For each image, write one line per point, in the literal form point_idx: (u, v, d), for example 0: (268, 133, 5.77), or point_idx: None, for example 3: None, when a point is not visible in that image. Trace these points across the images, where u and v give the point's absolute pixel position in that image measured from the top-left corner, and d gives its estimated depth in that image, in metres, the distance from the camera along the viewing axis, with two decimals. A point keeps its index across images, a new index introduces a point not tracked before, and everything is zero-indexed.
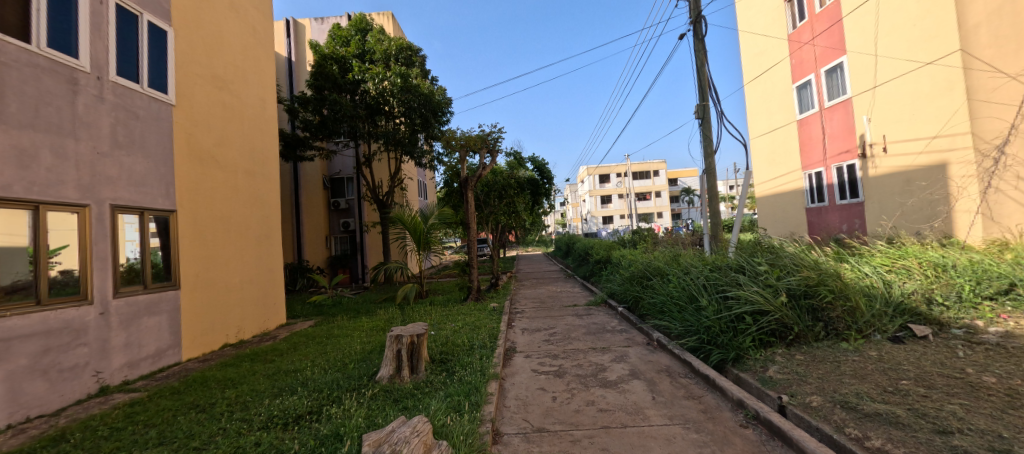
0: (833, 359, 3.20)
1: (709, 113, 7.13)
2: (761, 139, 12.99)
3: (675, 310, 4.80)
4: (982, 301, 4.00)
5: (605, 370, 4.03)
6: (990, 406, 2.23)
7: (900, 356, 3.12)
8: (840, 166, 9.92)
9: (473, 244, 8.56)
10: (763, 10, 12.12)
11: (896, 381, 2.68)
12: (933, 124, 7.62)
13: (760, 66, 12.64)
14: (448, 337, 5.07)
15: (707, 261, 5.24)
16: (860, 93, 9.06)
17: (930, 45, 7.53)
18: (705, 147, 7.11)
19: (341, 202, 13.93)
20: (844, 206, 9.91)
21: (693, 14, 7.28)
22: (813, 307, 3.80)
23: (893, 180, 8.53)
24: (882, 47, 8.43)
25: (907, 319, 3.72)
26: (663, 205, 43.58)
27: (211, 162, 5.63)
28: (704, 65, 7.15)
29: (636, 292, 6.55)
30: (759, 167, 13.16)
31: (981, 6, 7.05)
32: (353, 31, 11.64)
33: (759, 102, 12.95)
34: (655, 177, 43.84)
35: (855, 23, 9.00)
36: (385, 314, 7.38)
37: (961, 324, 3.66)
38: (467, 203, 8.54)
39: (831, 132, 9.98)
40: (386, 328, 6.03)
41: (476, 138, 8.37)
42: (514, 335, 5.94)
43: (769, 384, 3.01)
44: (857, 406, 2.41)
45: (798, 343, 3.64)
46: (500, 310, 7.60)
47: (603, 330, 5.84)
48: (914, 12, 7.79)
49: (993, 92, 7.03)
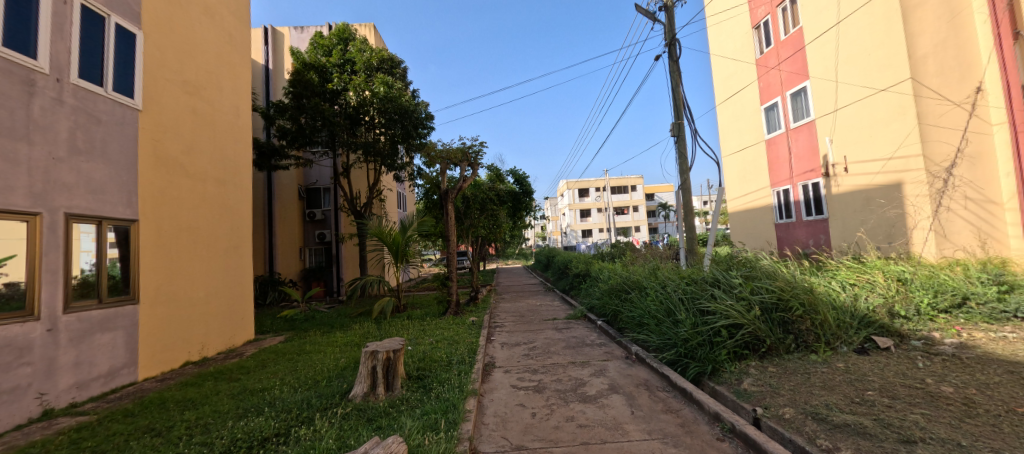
0: (804, 371, 3.30)
1: (685, 132, 7.37)
2: (732, 158, 13.48)
3: (653, 324, 4.84)
4: (938, 314, 4.22)
5: (584, 385, 4.01)
6: (949, 415, 2.33)
7: (866, 367, 3.25)
8: (806, 184, 10.38)
9: (453, 256, 8.46)
10: (733, 35, 12.74)
11: (862, 392, 2.78)
12: (890, 147, 8.11)
13: (731, 88, 13.21)
14: (425, 352, 4.96)
15: (683, 274, 5.35)
16: (822, 115, 9.58)
17: (884, 73, 8.08)
18: (680, 164, 7.35)
19: (317, 213, 13.65)
20: (810, 222, 10.31)
21: (667, 37, 7.59)
22: (784, 321, 3.92)
23: (854, 198, 8.95)
24: (842, 73, 8.96)
25: (872, 331, 3.87)
26: (640, 219, 44.47)
27: (178, 169, 5.40)
28: (678, 85, 7.44)
29: (615, 306, 6.61)
30: (732, 184, 13.61)
31: (926, 40, 7.71)
32: (335, 40, 11.50)
33: (730, 122, 13.47)
34: (632, 191, 44.70)
35: (817, 51, 9.58)
36: (359, 329, 7.14)
37: (920, 336, 3.85)
38: (447, 215, 8.41)
39: (796, 152, 10.48)
40: (360, 344, 5.84)
41: (457, 151, 8.37)
42: (493, 349, 5.86)
43: (744, 397, 3.06)
44: (827, 417, 2.47)
45: (771, 355, 3.74)
46: (479, 324, 7.51)
47: (583, 343, 5.85)
48: (868, 43, 8.38)
49: (940, 117, 7.64)
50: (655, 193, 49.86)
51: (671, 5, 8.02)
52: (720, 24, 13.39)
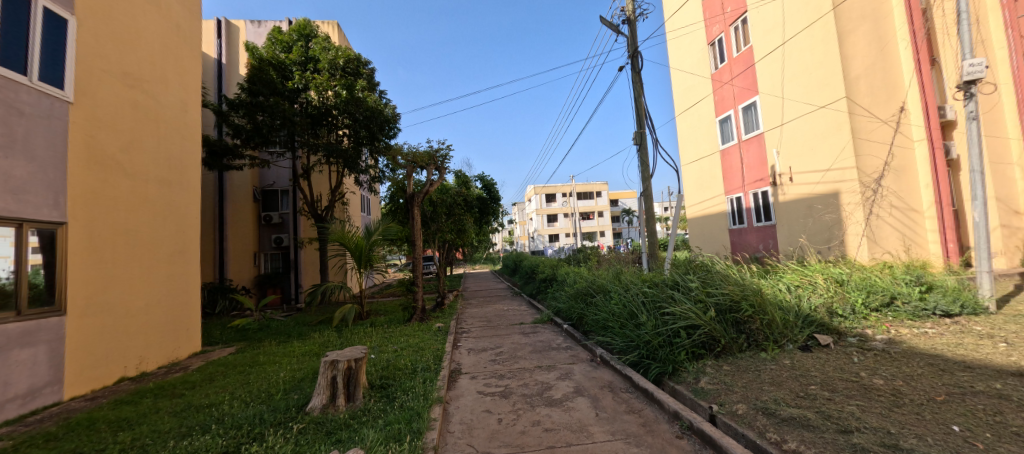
0: (755, 368, 3.49)
1: (646, 140, 7.65)
2: (691, 166, 14.13)
3: (616, 326, 4.95)
4: (871, 312, 4.62)
5: (550, 389, 4.04)
6: (880, 405, 2.54)
7: (809, 363, 3.49)
8: (756, 192, 11.05)
9: (419, 261, 8.29)
10: (691, 50, 13.41)
11: (806, 386, 2.98)
12: (829, 159, 8.81)
13: (689, 100, 13.88)
14: (389, 360, 4.81)
15: (645, 278, 5.52)
16: (770, 128, 10.26)
17: (823, 91, 8.79)
18: (643, 171, 7.62)
19: (273, 216, 12.98)
20: (760, 228, 10.96)
21: (630, 49, 7.89)
22: (737, 321, 4.13)
23: (797, 205, 9.64)
24: (787, 90, 9.65)
25: (814, 329, 4.17)
26: (605, 224, 45.60)
27: (116, 168, 4.98)
28: (640, 95, 7.73)
29: (580, 309, 6.72)
30: (690, 191, 14.25)
31: (859, 62, 8.46)
32: (295, 36, 11.04)
33: (688, 132, 14.14)
34: (597, 197, 45.82)
35: (766, 68, 10.27)
36: (319, 338, 6.83)
37: (855, 333, 4.20)
38: (412, 219, 8.25)
39: (748, 162, 11.15)
40: (320, 353, 5.60)
41: (424, 154, 8.25)
42: (459, 355, 5.78)
43: (701, 395, 3.20)
44: (775, 411, 2.63)
45: (725, 354, 3.93)
46: (445, 330, 7.39)
47: (549, 347, 5.90)
48: (809, 63, 9.09)
49: (871, 133, 8.39)
50: (619, 199, 51.33)
51: (633, 19, 8.35)
52: (679, 39, 14.07)
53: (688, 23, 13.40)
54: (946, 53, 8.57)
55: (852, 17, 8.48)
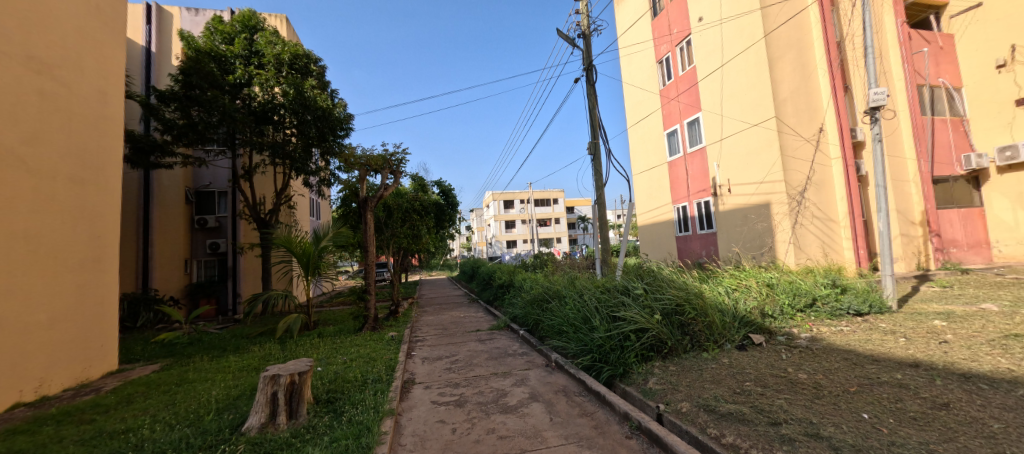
0: (698, 368, 3.70)
1: (600, 150, 7.95)
2: (641, 176, 14.82)
3: (571, 331, 5.05)
4: (797, 313, 5.07)
5: (505, 396, 4.04)
6: (804, 397, 2.79)
7: (745, 361, 3.76)
8: (699, 202, 11.79)
9: (371, 268, 8.01)
10: (641, 67, 14.15)
11: (742, 383, 3.20)
12: (761, 173, 9.62)
13: (639, 114, 14.60)
14: (337, 373, 4.58)
15: (598, 283, 5.71)
16: (711, 143, 11.03)
17: (756, 111, 9.61)
18: (596, 180, 7.89)
19: (209, 220, 12.00)
20: (703, 235, 11.69)
21: (584, 62, 8.19)
22: (681, 323, 4.36)
23: (735, 214, 10.40)
24: (726, 108, 10.45)
25: (749, 330, 4.50)
26: (561, 231, 46.58)
27: (15, 163, 4.39)
28: (594, 107, 8.03)
29: (536, 315, 6.80)
30: (641, 200, 14.93)
31: (786, 86, 9.35)
32: (238, 27, 10.33)
33: (639, 144, 14.84)
34: (554, 204, 46.75)
35: (707, 87, 11.05)
36: (259, 351, 6.36)
37: (784, 332, 4.59)
38: (365, 224, 7.95)
39: (692, 173, 11.90)
40: (259, 368, 5.22)
41: (378, 158, 8.01)
42: (413, 364, 5.63)
43: (649, 395, 3.34)
44: (715, 408, 2.80)
45: (671, 355, 4.14)
46: (398, 339, 7.17)
47: (505, 354, 5.91)
48: (744, 84, 9.92)
49: (796, 151, 9.27)
50: (575, 206, 52.66)
51: (587, 34, 8.69)
52: (630, 56, 14.80)
53: (638, 40, 14.14)
54: (856, 82, 9.70)
55: (780, 45, 9.38)
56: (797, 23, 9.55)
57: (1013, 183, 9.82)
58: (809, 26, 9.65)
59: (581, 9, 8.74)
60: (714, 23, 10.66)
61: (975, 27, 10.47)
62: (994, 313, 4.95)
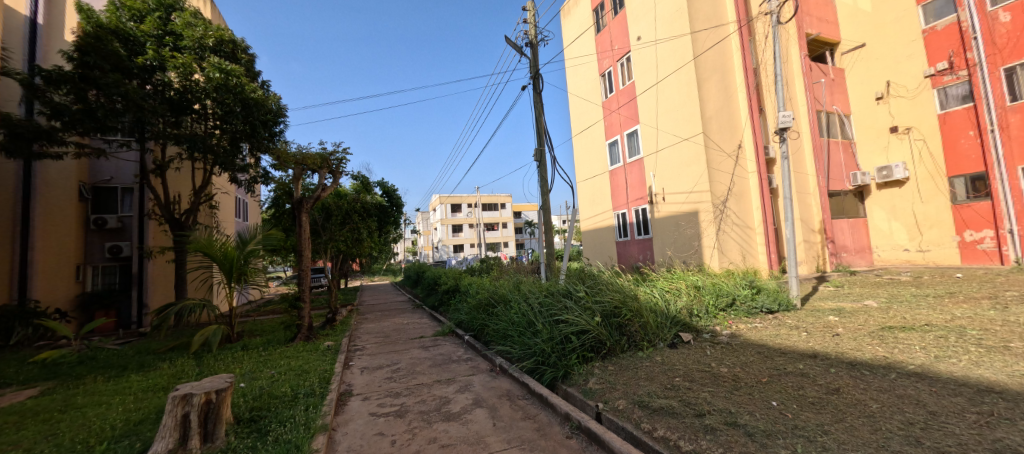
0: (634, 366, 3.90)
1: (545, 157, 8.15)
2: (584, 183, 15.40)
3: (516, 335, 5.09)
4: (719, 312, 5.55)
5: (448, 403, 3.97)
6: (724, 389, 3.06)
7: (675, 358, 4.04)
8: (637, 209, 12.50)
9: (306, 273, 7.50)
10: (585, 79, 14.76)
11: (672, 379, 3.43)
12: (691, 184, 10.43)
13: (583, 123, 15.19)
14: (263, 388, 4.20)
15: (542, 287, 5.83)
16: (648, 154, 11.77)
17: (687, 126, 10.42)
18: (542, 186, 8.08)
19: (110, 221, 10.56)
20: (640, 240, 12.39)
21: (531, 71, 8.37)
22: (619, 324, 4.58)
23: (668, 221, 11.16)
24: (661, 122, 11.22)
25: (679, 328, 4.84)
26: (508, 235, 46.99)
27: None
28: (540, 115, 8.23)
29: (481, 320, 6.77)
30: (584, 206, 15.50)
31: (712, 105, 10.26)
32: (150, 4, 9.13)
33: (582, 152, 15.43)
34: (501, 209, 47.07)
35: (645, 102, 11.79)
36: (170, 368, 5.67)
37: (708, 330, 5.01)
38: (300, 228, 7.43)
39: (631, 182, 12.59)
40: (170, 387, 4.66)
41: (315, 156, 7.53)
42: (350, 375, 5.34)
43: (590, 395, 3.45)
44: (648, 403, 2.97)
45: (610, 355, 4.32)
46: (335, 348, 6.77)
47: (449, 360, 5.81)
48: (676, 101, 10.73)
49: (720, 164, 10.18)
50: (522, 211, 53.38)
51: (534, 43, 8.89)
52: (575, 67, 15.38)
53: (583, 53, 14.75)
54: (768, 105, 10.90)
55: (706, 67, 10.28)
56: (721, 49, 10.54)
57: (890, 198, 11.62)
58: (731, 53, 10.69)
59: (528, 19, 8.94)
60: (651, 43, 11.42)
61: (860, 64, 12.21)
62: (873, 309, 5.78)
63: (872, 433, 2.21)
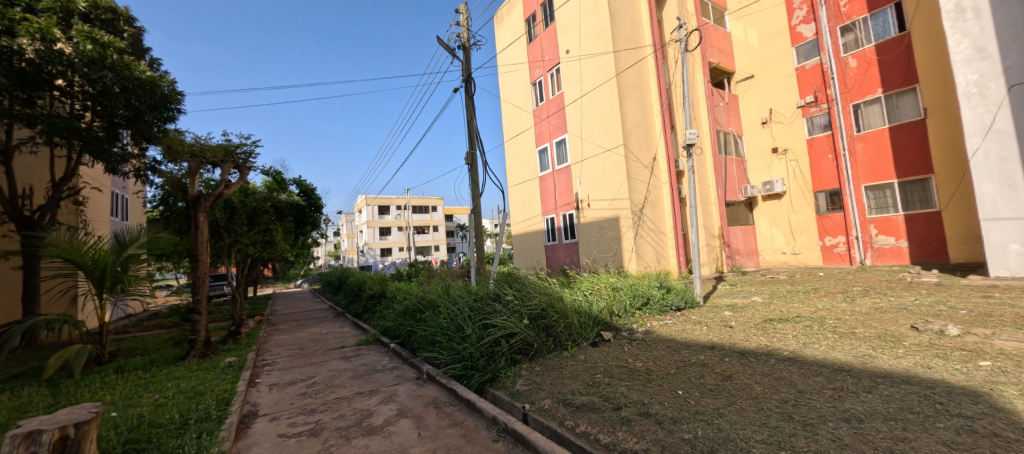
0: (559, 365, 4.05)
1: (477, 162, 8.15)
2: (515, 188, 15.68)
3: (444, 340, 4.97)
4: (635, 311, 6.00)
5: (370, 416, 3.76)
6: (640, 382, 3.30)
7: (597, 355, 4.27)
8: (564, 214, 13.04)
9: (204, 280, 6.63)
10: (517, 86, 15.08)
11: (594, 375, 3.61)
12: (612, 192, 11.17)
13: (514, 129, 15.50)
14: (142, 417, 3.59)
15: (471, 292, 5.78)
16: (575, 162, 12.37)
17: (609, 138, 11.14)
18: (473, 190, 8.06)
19: None
20: (567, 244, 12.91)
21: (464, 73, 8.33)
22: (546, 325, 4.72)
23: (593, 226, 11.80)
24: (587, 133, 11.87)
25: (600, 327, 5.13)
26: (439, 238, 46.12)
27: None
28: (472, 118, 8.22)
29: (408, 327, 6.52)
30: (514, 211, 15.76)
31: (632, 119, 11.10)
32: None
33: (513, 157, 15.72)
34: (432, 212, 46.08)
35: (572, 112, 12.37)
36: (11, 401, 4.60)
37: (626, 328, 5.38)
38: (196, 229, 6.53)
39: (559, 188, 13.11)
40: (10, 424, 3.77)
41: (217, 148, 6.72)
42: (257, 394, 4.79)
43: (517, 397, 3.50)
44: (572, 401, 3.09)
45: (537, 357, 4.43)
46: (238, 364, 6.03)
47: (372, 370, 5.49)
48: (599, 114, 11.41)
49: (638, 174, 11.05)
50: (453, 214, 52.67)
51: (467, 46, 8.88)
52: (507, 74, 15.65)
53: (515, 61, 15.09)
54: (678, 123, 12.08)
55: (626, 84, 11.10)
56: (640, 69, 11.48)
57: (772, 209, 13.53)
58: (647, 73, 11.67)
59: (461, 21, 8.92)
60: (578, 57, 12.05)
61: (750, 92, 14.07)
62: (759, 304, 6.67)
63: (756, 412, 2.55)
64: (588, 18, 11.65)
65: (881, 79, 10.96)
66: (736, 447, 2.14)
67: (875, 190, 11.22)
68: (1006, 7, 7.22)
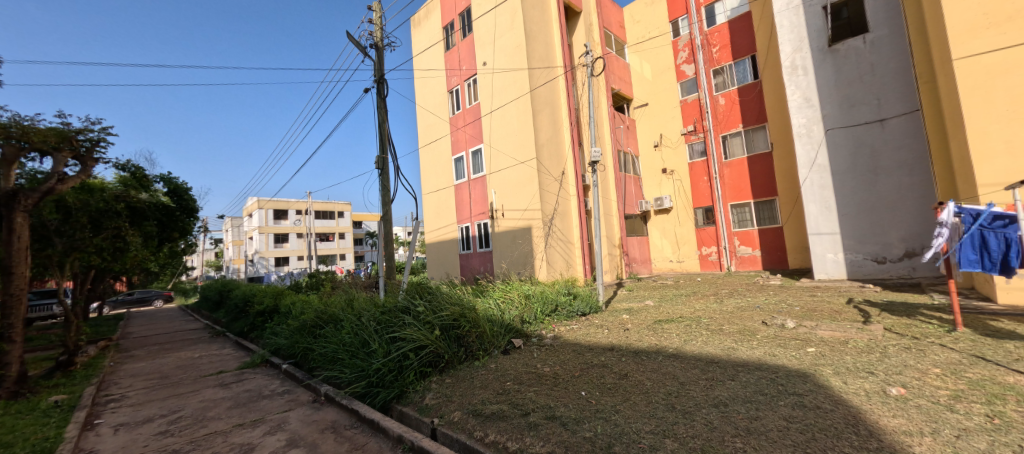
0: (470, 376, 4.01)
1: (388, 167, 7.79)
2: (429, 196, 15.32)
3: (346, 358, 4.58)
4: (545, 317, 6.23)
5: (252, 450, 3.29)
6: (547, 387, 3.42)
7: (507, 363, 4.33)
8: (478, 223, 13.09)
9: (22, 298, 5.24)
10: (433, 92, 14.85)
11: (504, 383, 3.66)
12: (525, 202, 11.55)
13: (429, 136, 15.21)
14: None
15: (378, 304, 5.45)
16: (490, 172, 12.54)
17: (522, 150, 11.53)
18: (383, 196, 7.66)
19: None
20: (481, 253, 12.95)
21: (375, 74, 7.95)
22: (457, 336, 4.65)
23: (506, 235, 12.04)
24: (501, 144, 12.15)
25: (512, 335, 5.23)
26: (345, 246, 42.88)
27: None
28: (384, 121, 7.85)
29: (305, 345, 5.88)
30: (428, 219, 15.36)
31: (544, 134, 11.67)
32: None
33: (427, 164, 15.37)
34: (337, 217, 42.71)
35: (488, 123, 12.58)
36: None
37: (535, 334, 5.56)
38: (10, 233, 5.10)
39: (474, 197, 13.16)
40: None
41: (51, 133, 5.40)
42: (96, 439, 3.86)
43: (425, 412, 3.38)
44: (481, 411, 3.08)
45: (448, 368, 4.34)
46: (69, 404, 4.81)
47: (257, 397, 4.82)
48: (513, 127, 11.76)
49: (548, 186, 11.61)
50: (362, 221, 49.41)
51: (380, 46, 8.51)
52: (423, 80, 15.35)
53: (431, 68, 14.88)
54: (585, 140, 13.04)
55: (539, 101, 11.63)
56: (552, 87, 12.16)
57: (662, 222, 15.25)
58: (558, 92, 12.38)
59: (374, 19, 8.53)
60: (493, 70, 12.33)
61: (644, 118, 15.79)
62: (651, 307, 7.42)
63: (647, 406, 2.81)
64: (503, 34, 12.00)
65: (742, 117, 13.19)
66: (629, 440, 2.32)
67: (738, 208, 13.35)
68: (823, 67, 9.25)
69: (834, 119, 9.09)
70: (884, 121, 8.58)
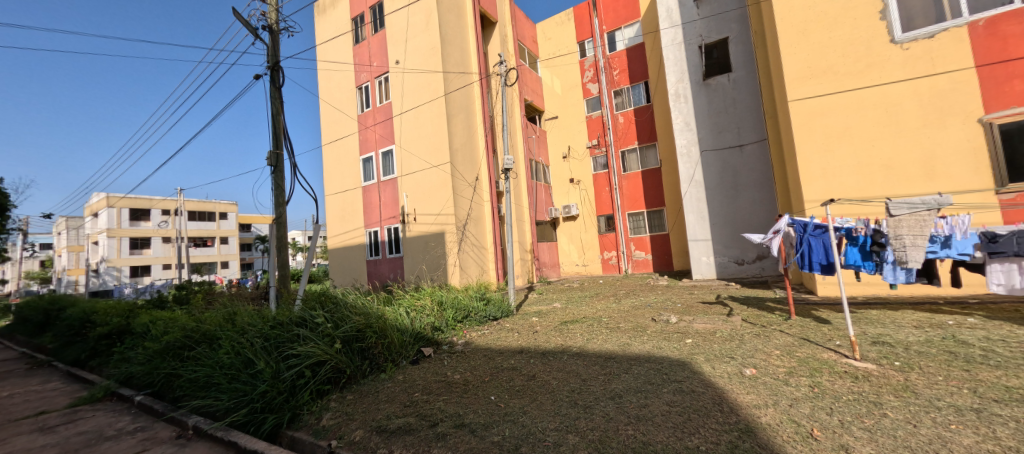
0: (374, 390, 3.78)
1: (283, 164, 7.00)
2: (332, 197, 14.16)
3: (224, 381, 3.97)
4: (456, 324, 6.16)
5: None
6: (455, 395, 3.37)
7: (415, 373, 4.18)
8: (388, 227, 12.47)
9: None
10: (338, 87, 13.81)
11: (411, 395, 3.51)
12: (438, 207, 11.34)
13: (333, 133, 14.08)
14: None
15: (267, 317, 4.84)
16: (401, 175, 12.06)
17: (435, 153, 11.31)
18: (276, 196, 6.86)
19: None
20: (391, 259, 12.34)
21: (269, 60, 7.12)
22: (361, 348, 4.35)
23: (418, 240, 11.66)
24: (414, 146, 11.78)
25: (421, 344, 5.06)
26: (228, 253, 37.40)
27: None
28: (279, 114, 7.07)
29: (168, 370, 4.95)
30: (330, 222, 14.17)
31: (458, 139, 11.61)
32: None
33: (331, 163, 14.20)
34: (218, 219, 37.08)
35: (400, 124, 12.11)
36: None
37: (446, 341, 5.46)
38: None
39: (383, 200, 12.52)
40: None
41: None
42: None
43: (321, 434, 3.07)
44: (385, 426, 2.91)
45: (349, 384, 4.05)
46: None
47: (97, 440, 3.89)
48: (426, 129, 11.49)
49: (462, 191, 11.57)
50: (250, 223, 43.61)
51: (276, 30, 7.65)
52: (328, 72, 14.20)
53: (337, 60, 13.84)
54: (499, 148, 13.31)
55: (453, 106, 11.54)
56: (467, 93, 12.19)
57: (569, 228, 16.21)
58: (472, 98, 12.45)
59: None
60: (406, 70, 11.93)
61: (554, 130, 16.68)
62: (558, 309, 7.80)
63: (552, 404, 2.94)
64: (417, 34, 11.70)
65: (637, 135, 14.71)
66: (535, 440, 2.40)
67: (633, 217, 14.81)
68: (699, 97, 10.78)
69: (708, 142, 10.64)
70: (743, 147, 10.32)
